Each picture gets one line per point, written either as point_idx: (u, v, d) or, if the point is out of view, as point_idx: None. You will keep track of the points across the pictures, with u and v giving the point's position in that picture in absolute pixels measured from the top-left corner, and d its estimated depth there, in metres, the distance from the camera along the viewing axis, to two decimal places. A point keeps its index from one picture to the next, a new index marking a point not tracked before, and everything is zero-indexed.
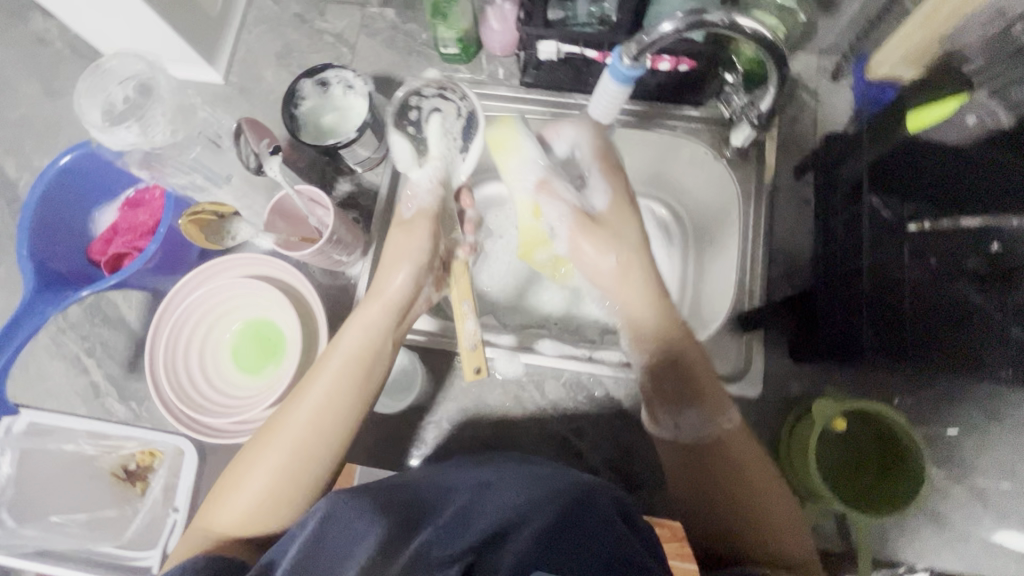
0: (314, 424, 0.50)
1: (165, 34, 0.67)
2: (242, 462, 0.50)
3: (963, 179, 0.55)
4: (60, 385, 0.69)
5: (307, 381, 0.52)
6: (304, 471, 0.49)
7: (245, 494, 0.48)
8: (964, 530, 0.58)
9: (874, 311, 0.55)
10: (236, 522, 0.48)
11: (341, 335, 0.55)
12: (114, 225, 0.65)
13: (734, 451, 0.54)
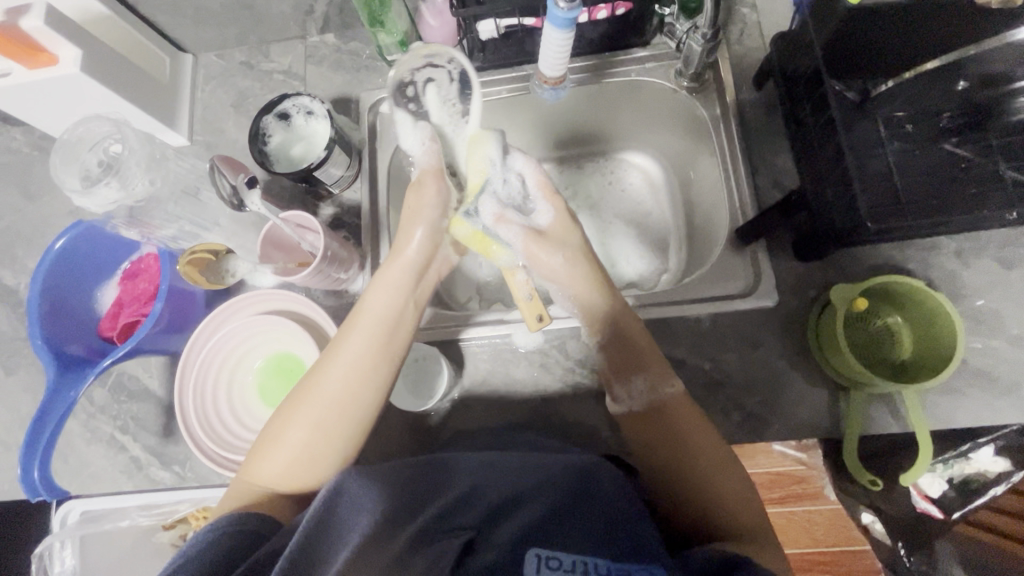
0: (352, 380, 0.52)
1: (123, 109, 0.69)
2: (280, 420, 0.51)
3: (909, 40, 0.53)
4: (102, 469, 0.70)
5: (340, 341, 0.54)
6: (342, 428, 0.51)
7: (285, 450, 0.50)
8: (1015, 379, 0.57)
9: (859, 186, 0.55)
10: (278, 478, 0.49)
11: (370, 295, 0.57)
12: (119, 299, 0.67)
13: (676, 414, 0.56)
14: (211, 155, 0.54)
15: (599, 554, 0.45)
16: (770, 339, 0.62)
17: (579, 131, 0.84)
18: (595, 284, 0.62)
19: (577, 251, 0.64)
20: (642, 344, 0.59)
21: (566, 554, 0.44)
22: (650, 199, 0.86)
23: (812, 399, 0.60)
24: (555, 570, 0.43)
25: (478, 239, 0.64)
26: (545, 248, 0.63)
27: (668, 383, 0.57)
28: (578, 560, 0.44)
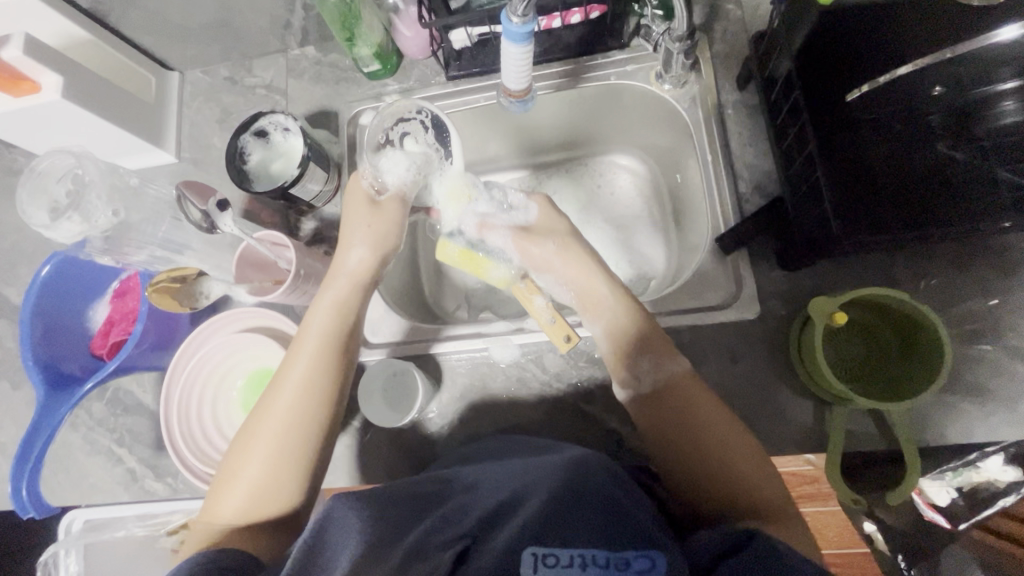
0: (297, 402, 0.54)
1: (109, 131, 0.70)
2: (235, 455, 0.53)
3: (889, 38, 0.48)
4: (101, 480, 0.72)
5: (285, 366, 0.56)
6: (295, 449, 0.53)
7: (241, 483, 0.51)
8: (1011, 393, 0.55)
9: (840, 195, 0.51)
10: (238, 510, 0.50)
11: (308, 319, 0.59)
12: (109, 317, 0.68)
13: (687, 393, 0.54)
14: (175, 181, 0.55)
15: (596, 544, 0.43)
16: (753, 351, 0.60)
17: (565, 135, 0.83)
18: (594, 270, 0.62)
19: (567, 237, 0.65)
20: (648, 327, 0.58)
21: (562, 549, 0.42)
22: (638, 202, 0.84)
23: (797, 413, 0.58)
24: (553, 568, 0.41)
25: (465, 257, 0.66)
26: (533, 242, 0.65)
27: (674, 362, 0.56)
28: (576, 554, 0.42)
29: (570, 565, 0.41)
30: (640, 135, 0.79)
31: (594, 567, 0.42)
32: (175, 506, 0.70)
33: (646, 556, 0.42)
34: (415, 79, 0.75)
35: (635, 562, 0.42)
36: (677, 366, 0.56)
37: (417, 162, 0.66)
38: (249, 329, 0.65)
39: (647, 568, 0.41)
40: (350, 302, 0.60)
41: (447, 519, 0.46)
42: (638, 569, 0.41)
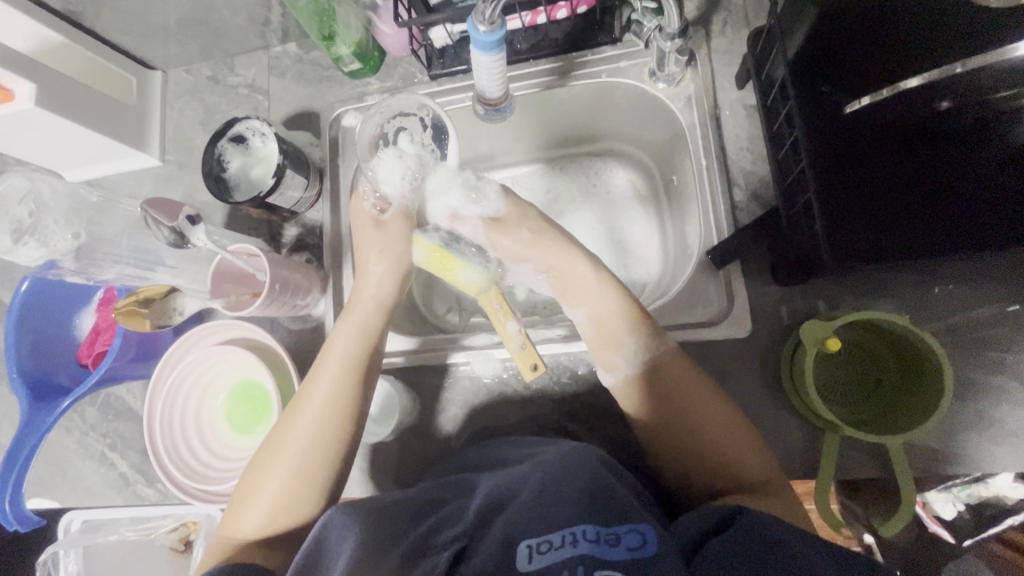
0: (320, 423, 0.53)
1: (89, 136, 0.69)
2: (255, 471, 0.52)
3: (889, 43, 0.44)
4: (94, 484, 0.73)
5: (308, 386, 0.55)
6: (315, 469, 0.52)
7: (260, 500, 0.50)
8: (1017, 420, 0.52)
9: (851, 206, 0.46)
10: (256, 527, 0.49)
11: (333, 339, 0.58)
12: (94, 326, 0.68)
13: (673, 374, 0.53)
14: (141, 201, 0.56)
15: (588, 521, 0.40)
16: (744, 370, 0.57)
17: (558, 134, 0.79)
18: (576, 255, 0.61)
19: (542, 224, 0.64)
20: (634, 309, 0.57)
21: (556, 533, 0.39)
22: (634, 204, 0.80)
23: (790, 437, 0.55)
24: (546, 552, 0.38)
25: (438, 256, 0.62)
26: (505, 231, 0.64)
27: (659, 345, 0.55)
28: (566, 533, 0.39)
29: (561, 545, 0.38)
30: (638, 130, 0.75)
31: (585, 543, 0.38)
32: (165, 510, 0.71)
33: (637, 532, 0.39)
34: (399, 78, 0.73)
35: (626, 538, 0.38)
36: (659, 347, 0.55)
37: (411, 168, 0.63)
38: (229, 340, 0.65)
39: (637, 543, 0.38)
40: (374, 323, 0.59)
41: (446, 520, 0.44)
42: (629, 543, 0.38)
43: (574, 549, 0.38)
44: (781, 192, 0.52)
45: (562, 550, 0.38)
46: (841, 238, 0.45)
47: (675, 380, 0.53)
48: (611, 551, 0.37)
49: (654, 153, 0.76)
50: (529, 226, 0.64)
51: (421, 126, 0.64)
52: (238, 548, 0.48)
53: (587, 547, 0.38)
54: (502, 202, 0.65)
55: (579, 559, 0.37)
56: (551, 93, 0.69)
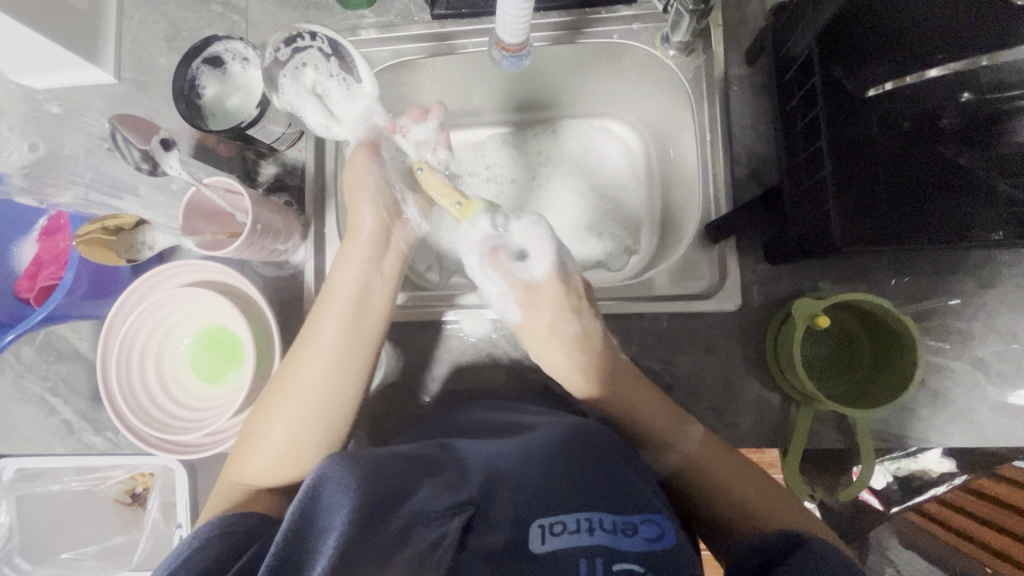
0: (326, 368, 0.53)
1: (32, 40, 0.60)
2: (259, 415, 0.52)
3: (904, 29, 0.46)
4: (32, 430, 0.67)
5: (313, 330, 0.55)
6: (323, 416, 0.52)
7: (268, 446, 0.50)
8: (968, 403, 0.56)
9: (862, 188, 0.48)
10: (267, 472, 0.50)
11: (336, 279, 0.57)
12: (38, 258, 0.61)
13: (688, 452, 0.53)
14: (109, 116, 0.49)
15: (604, 510, 0.44)
16: (729, 343, 0.59)
17: (557, 95, 0.77)
18: (586, 385, 0.58)
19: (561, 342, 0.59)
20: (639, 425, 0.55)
21: (569, 515, 0.43)
22: (628, 173, 0.79)
23: (768, 409, 0.58)
24: (560, 535, 0.42)
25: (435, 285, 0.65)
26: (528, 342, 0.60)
27: (687, 437, 0.53)
28: (582, 518, 0.43)
29: (578, 529, 0.42)
30: (639, 103, 0.74)
31: (601, 531, 0.42)
32: (116, 461, 0.66)
33: (653, 522, 0.44)
34: (396, 14, 0.67)
35: (643, 527, 0.43)
36: (680, 444, 0.53)
37: (316, 91, 0.63)
38: (201, 282, 0.60)
39: (655, 533, 0.43)
40: (378, 263, 0.60)
41: (446, 484, 0.43)
42: (647, 534, 0.43)
43: (591, 537, 0.42)
44: (788, 171, 0.53)
45: (575, 536, 0.42)
46: (851, 217, 0.48)
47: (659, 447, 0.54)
48: (629, 540, 0.42)
49: (651, 126, 0.76)
50: (540, 337, 0.60)
51: (324, 57, 0.62)
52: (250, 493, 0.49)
53: (603, 537, 0.42)
54: (516, 310, 0.61)
55: (595, 549, 0.41)
56: (560, 49, 0.67)
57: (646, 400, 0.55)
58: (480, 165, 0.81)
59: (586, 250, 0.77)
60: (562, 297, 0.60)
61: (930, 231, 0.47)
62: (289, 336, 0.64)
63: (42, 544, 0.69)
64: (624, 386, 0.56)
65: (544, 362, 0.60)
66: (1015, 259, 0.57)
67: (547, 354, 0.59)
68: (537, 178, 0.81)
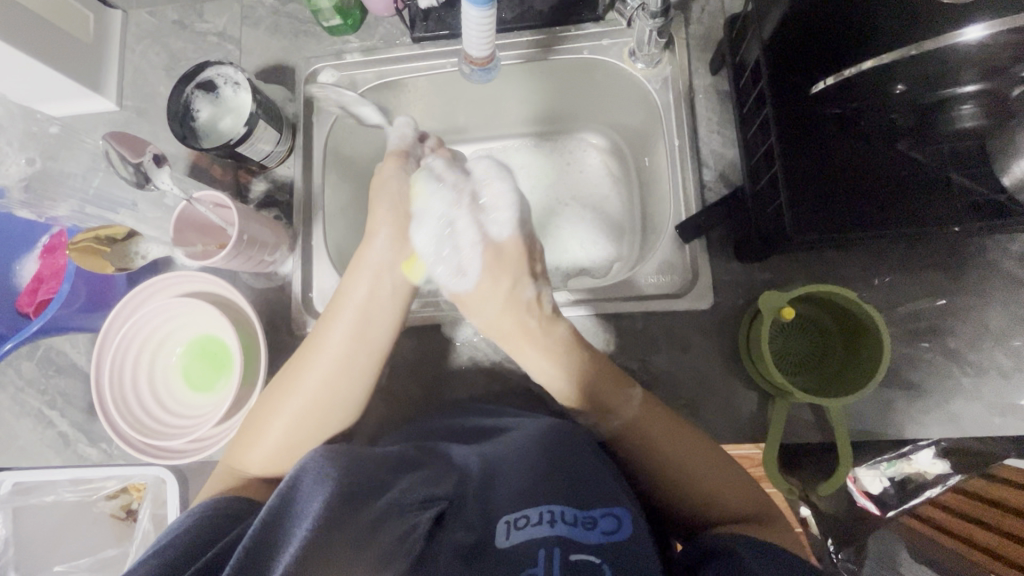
0: (334, 373, 0.54)
1: (39, 72, 0.64)
2: (258, 412, 0.53)
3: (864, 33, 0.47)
4: (30, 443, 0.69)
5: (322, 334, 0.55)
6: (320, 420, 0.53)
7: (269, 438, 0.52)
8: (943, 394, 0.57)
9: (820, 181, 0.51)
10: (265, 463, 0.52)
11: (351, 286, 0.57)
12: (38, 274, 0.64)
13: (649, 427, 0.52)
14: (104, 135, 0.53)
15: (566, 503, 0.43)
16: (704, 341, 0.60)
17: (537, 110, 0.80)
18: (527, 346, 0.55)
19: (502, 314, 0.56)
20: (577, 371, 0.55)
21: (533, 509, 0.43)
22: (608, 182, 0.82)
23: (744, 405, 0.58)
24: (523, 529, 0.42)
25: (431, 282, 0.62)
26: (469, 308, 0.58)
27: (629, 402, 0.53)
28: (545, 511, 0.42)
29: (539, 522, 0.42)
30: (614, 116, 0.77)
31: (563, 523, 0.42)
32: (109, 472, 0.67)
33: (613, 516, 0.43)
34: (380, 38, 0.72)
35: (602, 522, 0.42)
36: (628, 402, 0.53)
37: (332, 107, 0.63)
38: (194, 294, 0.63)
39: (613, 527, 0.42)
40: (392, 271, 0.58)
41: (425, 479, 0.44)
42: (605, 527, 0.42)
43: (552, 528, 0.41)
44: (749, 169, 0.55)
45: (539, 527, 0.41)
46: (809, 209, 0.50)
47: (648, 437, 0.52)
48: (587, 533, 0.41)
49: (627, 136, 0.78)
50: (484, 310, 0.57)
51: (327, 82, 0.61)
52: (244, 479, 0.51)
53: (564, 528, 0.41)
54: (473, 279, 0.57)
55: (554, 539, 0.40)
56: (534, 66, 0.70)
57: (605, 379, 0.54)
58: None
59: (568, 259, 0.79)
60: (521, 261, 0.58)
61: (890, 219, 0.50)
62: (277, 345, 0.66)
63: (37, 557, 0.70)
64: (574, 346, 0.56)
65: (481, 317, 0.58)
66: (980, 249, 0.59)
67: (487, 309, 0.57)
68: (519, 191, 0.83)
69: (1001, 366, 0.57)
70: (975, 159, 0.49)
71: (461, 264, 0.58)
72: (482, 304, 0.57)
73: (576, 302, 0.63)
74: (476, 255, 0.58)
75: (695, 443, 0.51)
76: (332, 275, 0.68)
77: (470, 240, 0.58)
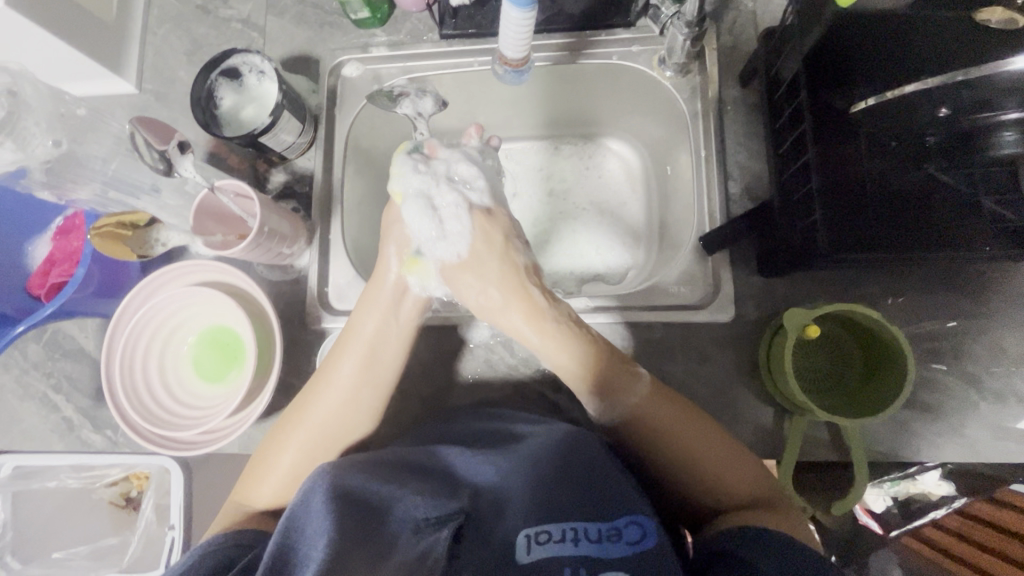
0: (341, 406, 0.53)
1: (60, 50, 0.63)
2: (271, 440, 0.53)
3: (908, 48, 0.47)
4: (32, 427, 0.68)
5: (328, 369, 0.55)
6: (330, 447, 0.53)
7: (276, 473, 0.51)
8: (960, 419, 0.57)
9: (851, 202, 0.51)
10: (269, 496, 0.51)
11: (356, 321, 0.56)
12: (50, 256, 0.63)
13: (658, 419, 0.51)
14: (130, 118, 0.52)
15: (588, 519, 0.42)
16: (723, 354, 0.60)
17: (558, 113, 0.80)
18: (517, 318, 0.54)
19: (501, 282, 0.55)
20: (590, 366, 0.53)
21: (555, 525, 0.42)
22: (627, 189, 0.82)
23: (760, 420, 0.58)
24: (545, 543, 0.41)
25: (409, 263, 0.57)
26: (460, 282, 0.56)
27: (633, 392, 0.52)
28: (568, 528, 0.42)
29: (563, 539, 0.41)
30: (637, 124, 0.77)
31: (587, 542, 0.41)
32: (113, 459, 0.66)
33: (636, 524, 0.42)
34: (407, 33, 0.71)
35: (627, 530, 0.42)
36: (634, 397, 0.52)
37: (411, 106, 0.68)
38: (209, 284, 0.62)
39: (637, 537, 0.41)
40: (397, 307, 0.57)
41: (439, 492, 0.43)
42: (629, 537, 0.41)
43: (575, 547, 0.41)
44: (779, 185, 0.55)
45: (562, 545, 0.41)
46: (840, 229, 0.50)
47: (656, 429, 0.51)
48: (612, 546, 0.41)
49: (649, 145, 0.78)
50: (484, 276, 0.55)
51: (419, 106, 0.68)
52: (252, 507, 0.50)
53: (588, 548, 0.40)
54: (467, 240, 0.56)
55: (580, 560, 0.40)
56: (561, 69, 0.70)
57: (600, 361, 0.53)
58: None
59: (583, 264, 0.79)
60: (484, 239, 0.56)
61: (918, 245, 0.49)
62: (290, 339, 0.65)
63: (36, 542, 0.69)
64: (580, 338, 0.54)
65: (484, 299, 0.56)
66: (1002, 275, 0.59)
67: (483, 285, 0.55)
68: (537, 194, 0.83)
69: (1019, 393, 0.57)
70: (1006, 184, 0.49)
71: (459, 219, 0.56)
72: (485, 274, 0.55)
73: (595, 308, 0.62)
74: (469, 224, 0.56)
75: (709, 437, 0.51)
76: (349, 270, 0.67)
77: (458, 214, 0.56)
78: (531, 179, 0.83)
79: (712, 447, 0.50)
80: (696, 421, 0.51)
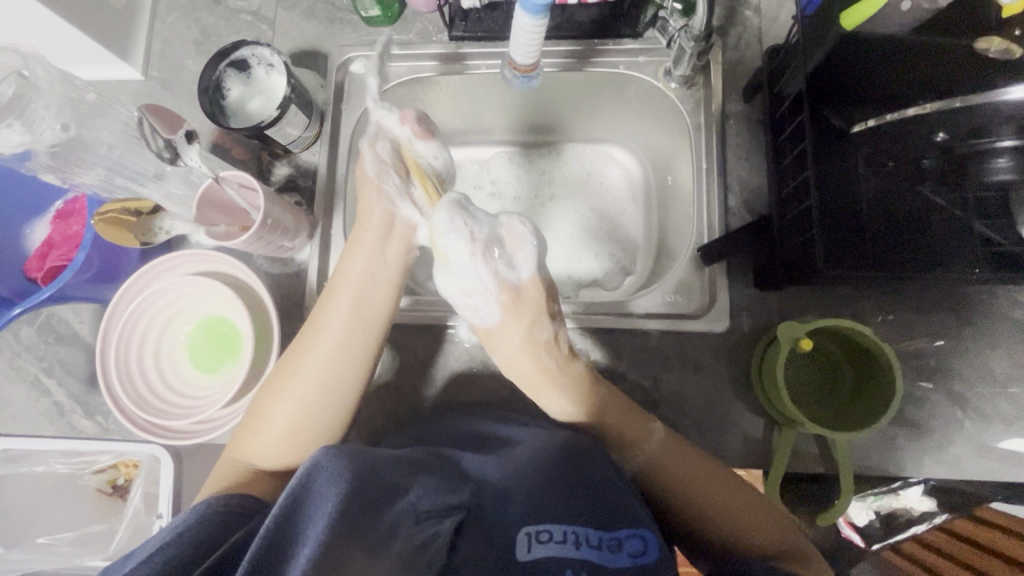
0: (330, 349, 0.54)
1: (68, 33, 0.63)
2: (263, 398, 0.53)
3: (902, 74, 0.49)
4: (23, 410, 0.67)
5: (319, 321, 0.56)
6: (326, 401, 0.53)
7: (270, 429, 0.52)
8: (945, 436, 0.58)
9: (844, 214, 0.52)
10: (268, 455, 0.51)
11: (343, 265, 0.59)
12: (49, 239, 0.62)
13: (667, 462, 0.52)
14: (141, 106, 0.54)
15: (587, 525, 0.43)
16: (716, 364, 0.60)
17: (560, 119, 0.81)
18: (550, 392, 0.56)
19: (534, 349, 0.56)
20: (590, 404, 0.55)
21: (556, 526, 0.42)
22: (627, 197, 0.82)
23: (751, 430, 0.59)
24: (546, 543, 0.41)
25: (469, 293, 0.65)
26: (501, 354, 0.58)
27: (648, 435, 0.54)
28: (569, 531, 0.42)
29: (563, 541, 0.41)
30: (640, 134, 0.78)
31: (587, 547, 0.41)
32: (103, 446, 0.66)
33: (639, 537, 0.42)
34: (416, 32, 0.71)
35: (628, 542, 0.42)
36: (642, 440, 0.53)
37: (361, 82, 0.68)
38: (208, 273, 0.62)
39: (639, 548, 0.42)
40: (384, 245, 0.60)
41: (439, 487, 0.44)
42: (630, 549, 0.41)
43: (576, 550, 0.41)
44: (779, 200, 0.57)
45: (563, 547, 0.41)
46: (835, 244, 0.51)
47: (669, 480, 0.52)
48: (614, 556, 0.41)
49: (651, 155, 0.79)
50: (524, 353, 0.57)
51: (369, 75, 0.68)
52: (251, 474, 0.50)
53: (589, 552, 0.41)
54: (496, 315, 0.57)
55: (581, 562, 0.40)
56: (568, 75, 0.70)
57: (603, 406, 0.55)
58: (485, 179, 0.84)
59: (580, 270, 0.80)
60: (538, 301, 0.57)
61: (908, 259, 0.51)
62: (286, 332, 0.65)
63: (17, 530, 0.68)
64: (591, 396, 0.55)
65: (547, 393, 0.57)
66: (990, 297, 0.60)
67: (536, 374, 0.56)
68: (538, 198, 0.83)
69: (1003, 414, 0.58)
70: (995, 209, 0.51)
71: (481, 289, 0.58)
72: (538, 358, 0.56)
73: (592, 313, 0.63)
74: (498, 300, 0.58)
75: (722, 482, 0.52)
76: None
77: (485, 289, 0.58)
78: (533, 183, 0.84)
79: (729, 492, 0.51)
80: (704, 464, 0.53)
